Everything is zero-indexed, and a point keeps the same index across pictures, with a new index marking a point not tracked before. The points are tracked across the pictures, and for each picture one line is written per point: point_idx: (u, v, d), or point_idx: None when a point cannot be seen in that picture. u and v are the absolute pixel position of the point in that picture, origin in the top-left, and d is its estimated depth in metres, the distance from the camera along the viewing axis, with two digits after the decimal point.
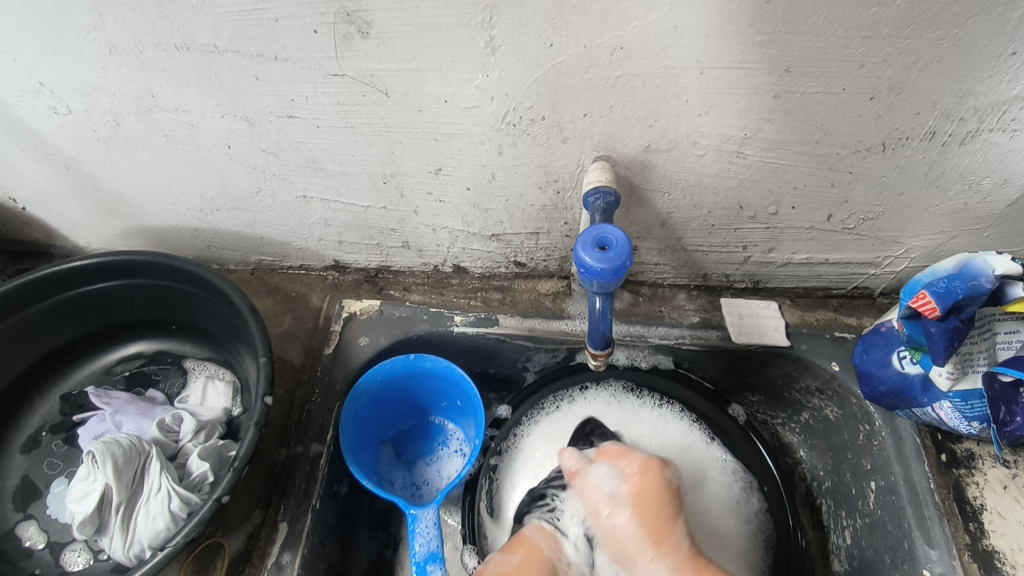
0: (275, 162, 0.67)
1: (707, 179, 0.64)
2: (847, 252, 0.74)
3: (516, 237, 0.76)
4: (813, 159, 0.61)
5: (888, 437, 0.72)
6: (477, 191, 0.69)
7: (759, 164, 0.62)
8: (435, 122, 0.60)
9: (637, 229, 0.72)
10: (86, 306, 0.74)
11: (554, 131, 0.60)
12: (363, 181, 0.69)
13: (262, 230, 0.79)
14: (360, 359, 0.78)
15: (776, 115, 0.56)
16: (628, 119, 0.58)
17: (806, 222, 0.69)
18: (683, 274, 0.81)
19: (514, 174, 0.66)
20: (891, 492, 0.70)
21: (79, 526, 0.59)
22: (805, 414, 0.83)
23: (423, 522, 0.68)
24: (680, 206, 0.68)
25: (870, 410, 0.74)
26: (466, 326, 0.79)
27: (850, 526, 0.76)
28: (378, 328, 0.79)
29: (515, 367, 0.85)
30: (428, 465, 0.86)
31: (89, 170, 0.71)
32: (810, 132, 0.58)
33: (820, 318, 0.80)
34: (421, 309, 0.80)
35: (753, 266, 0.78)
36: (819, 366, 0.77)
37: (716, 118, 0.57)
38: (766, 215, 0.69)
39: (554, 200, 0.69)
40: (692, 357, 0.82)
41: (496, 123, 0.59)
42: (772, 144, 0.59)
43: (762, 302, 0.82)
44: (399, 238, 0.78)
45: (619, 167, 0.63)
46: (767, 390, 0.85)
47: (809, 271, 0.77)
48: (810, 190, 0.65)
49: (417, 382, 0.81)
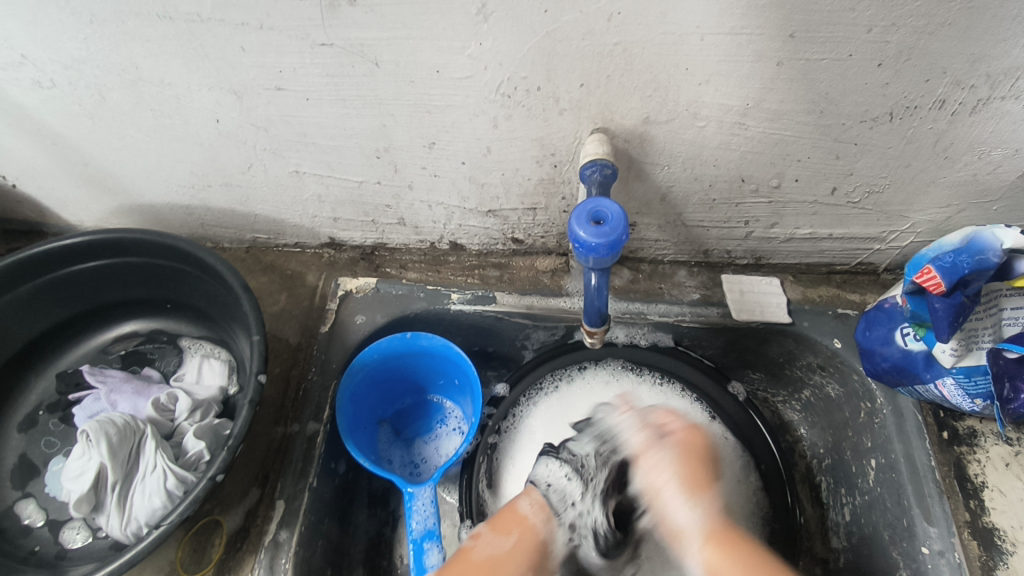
0: (266, 137, 0.66)
1: (709, 151, 0.62)
2: (851, 227, 0.72)
3: (513, 213, 0.74)
4: (818, 130, 0.59)
5: (889, 414, 0.71)
6: (472, 165, 0.67)
7: (761, 136, 0.60)
8: (428, 94, 0.58)
9: (637, 204, 0.71)
10: (79, 285, 0.73)
11: (550, 102, 0.58)
12: (356, 156, 0.68)
13: (256, 207, 0.78)
14: (356, 337, 0.77)
15: (780, 84, 0.54)
16: (626, 89, 0.56)
17: (809, 196, 0.67)
18: (684, 250, 0.79)
19: (510, 148, 0.64)
20: (891, 469, 0.70)
21: (76, 504, 0.60)
22: (806, 392, 0.82)
23: (419, 500, 0.68)
24: (681, 179, 0.67)
25: (872, 387, 0.73)
26: (463, 304, 0.78)
27: (849, 504, 0.76)
28: (375, 307, 0.79)
29: (513, 346, 0.85)
30: (426, 443, 0.86)
31: (77, 146, 0.70)
32: (815, 101, 0.56)
33: (823, 294, 0.79)
34: (418, 287, 0.80)
35: (755, 242, 0.76)
36: (821, 344, 0.76)
37: (717, 87, 0.55)
38: (769, 188, 0.67)
39: (551, 174, 0.67)
40: (692, 335, 0.81)
41: (490, 94, 0.58)
42: (774, 114, 0.57)
43: (765, 279, 0.80)
44: (394, 215, 0.77)
45: (618, 140, 0.62)
46: (768, 367, 0.84)
47: (813, 246, 0.76)
48: (814, 162, 0.63)
49: (414, 360, 0.81)
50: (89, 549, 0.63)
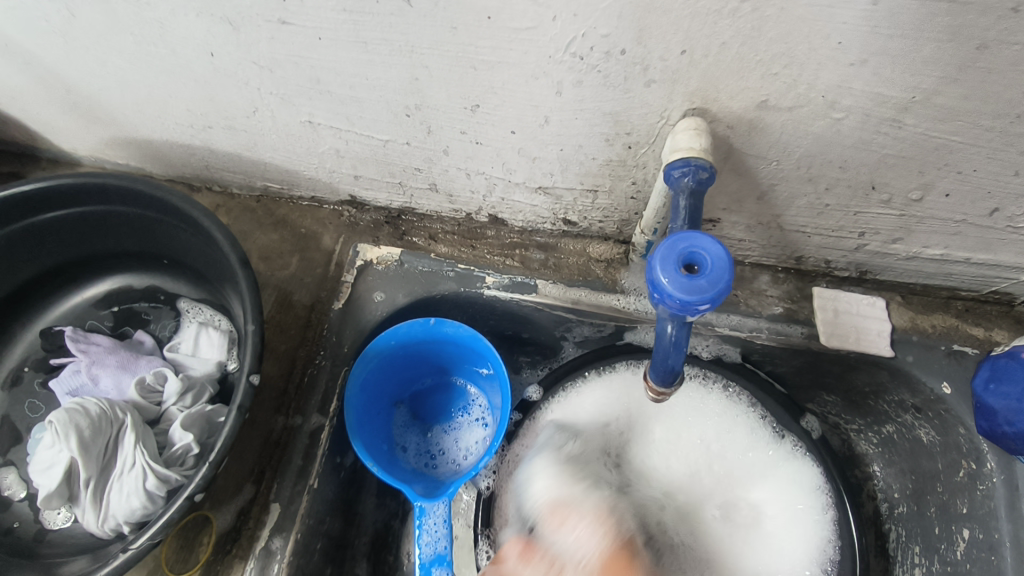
0: (271, 79, 0.53)
1: (839, 149, 0.47)
2: (998, 254, 0.56)
3: (569, 192, 0.61)
4: (1003, 138, 0.43)
5: (1000, 484, 0.59)
6: (524, 135, 0.53)
7: (917, 138, 0.44)
8: (474, 46, 0.44)
9: (727, 199, 0.56)
10: (64, 233, 0.64)
11: (635, 70, 0.43)
12: (381, 111, 0.54)
13: (265, 154, 0.66)
14: (374, 318, 0.67)
15: (970, 74, 0.38)
16: (745, 62, 0.40)
17: (957, 214, 0.52)
18: (771, 254, 0.65)
19: (573, 120, 0.50)
20: (988, 549, 0.60)
21: (46, 498, 0.53)
22: (890, 427, 0.69)
23: (431, 517, 0.61)
24: (790, 177, 0.52)
25: (982, 446, 0.60)
26: (498, 291, 0.66)
27: (922, 566, 0.66)
28: (398, 283, 0.68)
29: (552, 336, 0.73)
30: (444, 432, 0.77)
31: (54, 68, 0.58)
32: (1014, 101, 0.39)
33: (937, 325, 0.64)
34: (447, 265, 0.68)
35: (864, 255, 0.61)
36: (925, 385, 0.62)
37: (876, 70, 0.39)
38: (905, 200, 0.51)
39: (623, 155, 0.53)
40: (765, 352, 0.68)
41: (556, 53, 0.43)
42: (948, 113, 0.41)
43: (867, 298, 0.66)
44: (425, 180, 0.64)
45: (718, 126, 0.47)
46: (848, 394, 0.70)
47: (939, 268, 0.61)
48: (980, 176, 0.47)
49: (437, 346, 0.70)
50: (70, 533, 0.58)
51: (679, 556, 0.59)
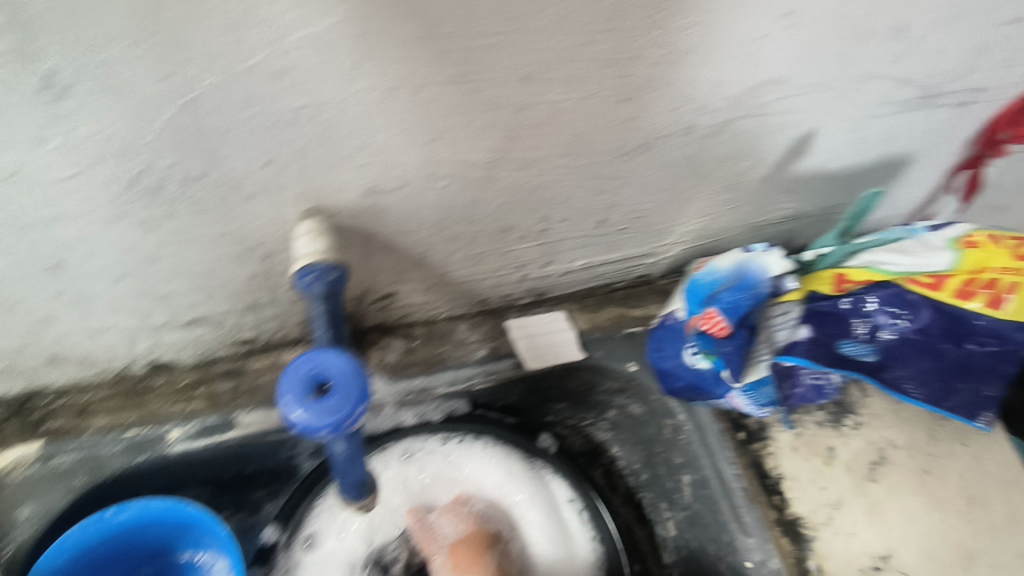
0: None
1: (461, 210, 0.50)
2: (624, 250, 0.67)
3: (228, 315, 0.55)
4: (576, 170, 0.50)
5: (692, 429, 0.72)
6: (138, 278, 0.46)
7: (515, 186, 0.49)
8: (14, 203, 0.37)
9: (390, 274, 0.56)
10: None
11: (226, 189, 0.40)
12: None
13: None
14: (30, 535, 0.55)
15: (525, 130, 0.44)
16: (332, 160, 0.40)
17: (578, 232, 0.60)
18: (459, 305, 0.68)
19: (187, 249, 0.44)
20: (703, 484, 0.70)
21: None
22: (613, 411, 0.77)
23: None
24: (435, 242, 0.54)
25: (669, 403, 0.72)
26: (187, 442, 0.58)
27: (672, 519, 0.74)
28: (47, 486, 0.55)
29: (280, 458, 0.65)
30: None
31: None
32: (567, 143, 0.46)
33: (609, 317, 0.74)
34: (110, 438, 0.56)
35: (532, 282, 0.67)
36: (616, 370, 0.72)
37: (451, 143, 0.42)
38: (535, 233, 0.58)
39: (264, 267, 0.49)
40: (488, 393, 0.70)
41: (123, 192, 0.38)
42: (526, 162, 0.47)
43: (551, 315, 0.73)
44: (40, 354, 0.52)
45: (342, 218, 0.46)
46: (572, 396, 0.76)
47: (591, 273, 0.70)
48: (577, 201, 0.55)
49: (133, 534, 0.57)
50: None
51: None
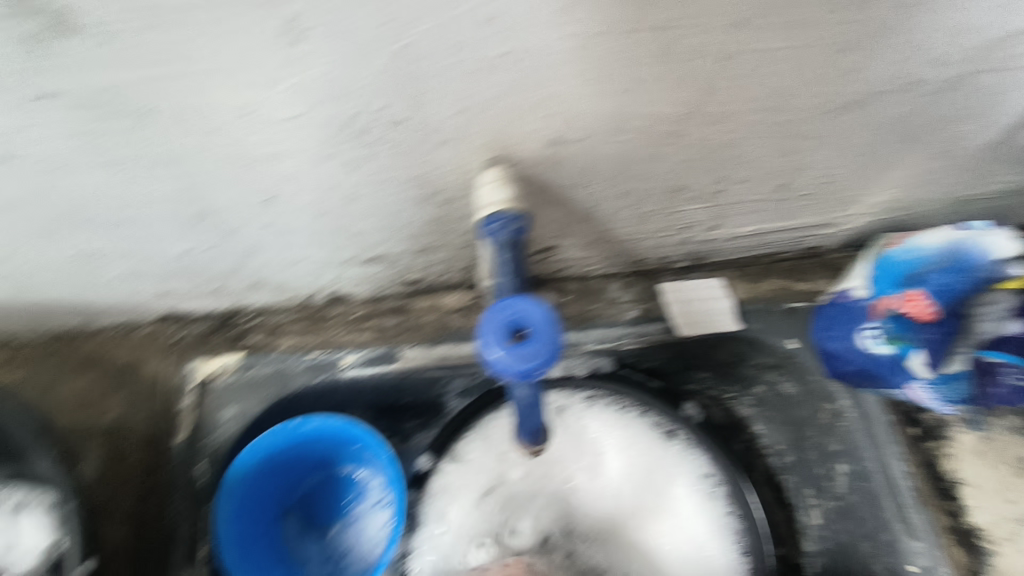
0: (18, 219, 0.45)
1: (638, 165, 0.49)
2: (800, 218, 0.62)
3: (402, 255, 0.58)
4: (770, 128, 0.46)
5: (856, 417, 0.66)
6: (334, 215, 0.50)
7: (701, 142, 0.47)
8: (243, 142, 0.40)
9: (555, 227, 0.56)
10: None
11: (423, 135, 0.42)
12: (165, 224, 0.48)
13: (46, 294, 0.57)
14: (225, 438, 0.61)
15: (725, 82, 0.41)
16: (525, 108, 0.40)
17: (754, 195, 0.56)
18: (614, 263, 0.66)
19: (379, 191, 0.47)
20: (862, 478, 0.65)
21: None
22: (761, 387, 0.68)
23: None
24: (606, 197, 0.53)
25: (829, 386, 0.67)
26: (359, 368, 0.63)
27: (820, 508, 0.65)
28: (246, 393, 0.62)
29: (430, 396, 0.69)
30: (343, 528, 0.69)
31: None
32: (768, 96, 0.43)
33: (770, 289, 0.70)
34: (297, 357, 0.63)
35: (693, 245, 0.64)
36: (774, 345, 0.67)
37: (645, 94, 0.40)
38: (709, 193, 0.54)
39: (442, 211, 0.51)
40: (634, 354, 0.69)
41: (335, 133, 0.40)
42: (719, 116, 0.44)
43: (707, 281, 0.70)
44: (245, 277, 0.58)
45: (523, 167, 0.46)
46: (717, 368, 0.69)
47: (757, 241, 0.66)
48: (763, 161, 0.51)
49: (307, 445, 0.64)
50: None
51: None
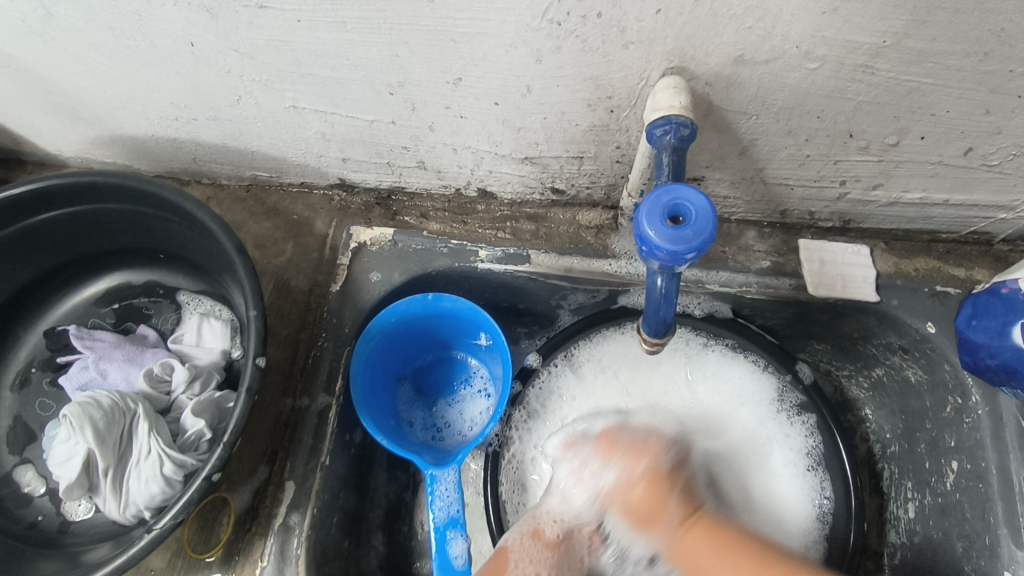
0: (253, 65, 0.53)
1: (814, 100, 0.48)
2: (976, 194, 0.58)
3: (555, 160, 0.62)
4: (973, 77, 0.44)
5: (985, 416, 0.61)
6: (507, 106, 0.54)
7: (890, 83, 0.45)
8: (452, 18, 0.44)
9: (709, 156, 0.57)
10: (57, 234, 0.64)
11: (612, 32, 0.44)
12: (364, 90, 0.55)
13: (251, 143, 0.66)
14: (372, 298, 0.67)
15: (938, 16, 0.39)
16: (719, 17, 0.41)
17: (933, 155, 0.53)
18: (757, 209, 0.66)
19: (555, 87, 0.51)
20: (976, 478, 0.62)
21: (67, 489, 0.55)
22: (878, 370, 0.71)
23: (443, 484, 0.62)
24: (771, 131, 0.53)
25: (967, 380, 0.62)
26: (492, 263, 0.67)
27: (915, 500, 0.68)
28: (394, 263, 0.68)
29: (548, 305, 0.74)
30: (449, 406, 0.78)
31: (33, 69, 0.58)
32: (981, 39, 0.41)
33: (920, 268, 0.66)
34: (441, 241, 0.68)
35: (847, 205, 0.63)
36: (910, 326, 0.64)
37: (847, 18, 0.40)
38: (882, 146, 0.53)
39: (606, 120, 0.54)
40: (755, 306, 0.69)
41: (533, 20, 0.44)
42: (919, 56, 0.43)
43: (851, 246, 0.67)
44: (413, 157, 0.65)
45: (697, 83, 0.48)
46: (837, 341, 0.72)
47: (918, 212, 0.62)
48: (954, 117, 0.48)
49: (436, 323, 0.72)
50: (92, 523, 0.59)
51: (659, 524, 0.53)
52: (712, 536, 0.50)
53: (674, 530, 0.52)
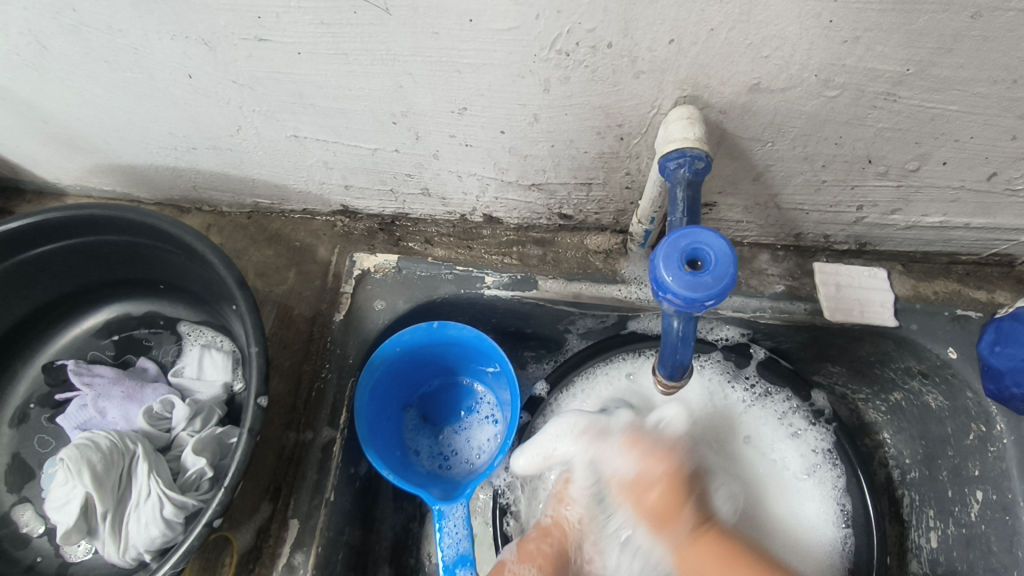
0: (253, 97, 0.52)
1: (832, 127, 0.47)
2: (998, 217, 0.56)
3: (562, 187, 0.60)
4: (999, 103, 0.42)
5: (1011, 444, 0.59)
6: (514, 135, 0.52)
7: (912, 110, 0.44)
8: (457, 49, 0.43)
9: (722, 182, 0.55)
10: (55, 266, 0.63)
11: (623, 62, 0.42)
12: (367, 120, 0.53)
13: (252, 171, 0.65)
14: (375, 327, 0.66)
15: (964, 43, 0.38)
16: (734, 47, 0.40)
17: (954, 180, 0.51)
18: (770, 233, 0.64)
19: (563, 116, 0.49)
20: (1003, 509, 0.59)
21: (65, 535, 0.52)
22: (897, 394, 0.70)
23: (451, 520, 0.60)
24: (786, 157, 0.51)
25: (990, 408, 0.60)
26: (499, 289, 0.65)
27: (938, 529, 0.66)
28: (397, 291, 0.67)
29: (556, 330, 0.73)
30: (456, 433, 0.76)
31: (30, 101, 0.57)
32: (1008, 66, 0.39)
33: (939, 291, 0.64)
34: (446, 268, 0.67)
35: (863, 228, 0.61)
36: (930, 351, 0.62)
37: (869, 46, 0.38)
38: (902, 171, 0.51)
39: (615, 147, 0.52)
40: (769, 331, 0.67)
41: (541, 51, 0.42)
42: (943, 83, 0.41)
43: (866, 269, 0.66)
44: (417, 184, 0.63)
45: (711, 111, 0.46)
46: (854, 364, 0.70)
47: (938, 235, 0.61)
48: (978, 143, 0.46)
49: (442, 350, 0.70)
50: (92, 565, 0.58)
51: (670, 531, 0.56)
52: (718, 552, 0.55)
53: (682, 540, 0.56)
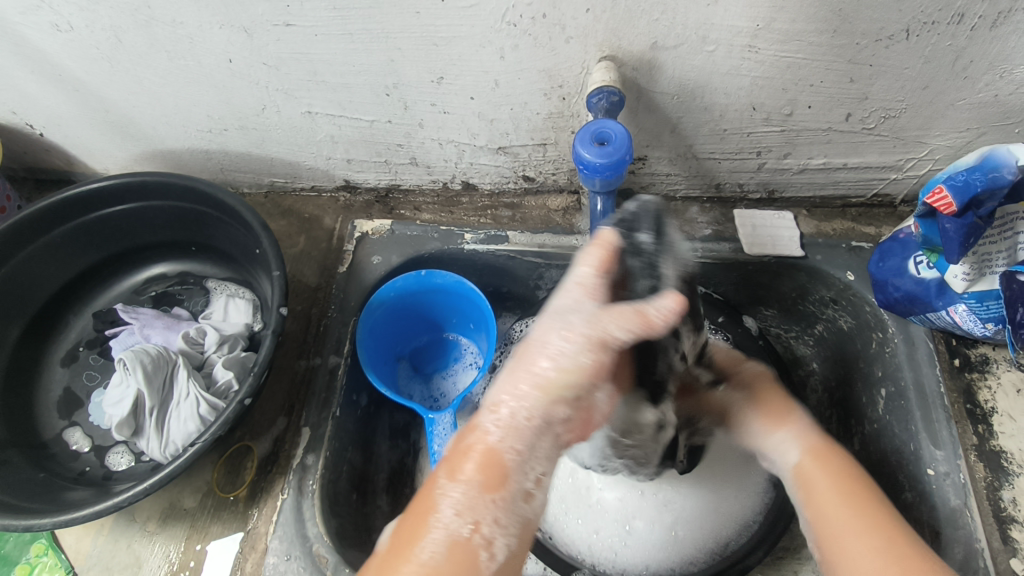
0: (277, 76, 0.67)
1: (718, 78, 0.62)
2: (867, 155, 0.71)
3: (524, 148, 0.75)
4: (832, 51, 0.58)
5: (901, 343, 0.71)
6: (481, 100, 0.67)
7: (772, 60, 0.59)
8: (434, 25, 0.58)
9: (647, 135, 0.70)
10: (110, 229, 0.76)
11: (556, 30, 0.58)
12: (366, 93, 0.68)
13: (271, 149, 0.79)
14: (373, 277, 0.79)
15: (791, 2, 0.53)
16: (634, 13, 0.55)
17: (823, 122, 0.66)
18: (695, 184, 0.79)
19: (517, 80, 0.64)
20: (900, 397, 0.70)
21: (118, 428, 0.64)
22: (819, 326, 0.82)
23: (440, 425, 0.71)
24: (691, 109, 0.66)
25: (883, 317, 0.72)
26: (477, 243, 0.79)
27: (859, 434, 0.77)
28: (391, 247, 0.80)
29: (527, 286, 0.85)
30: (444, 379, 0.88)
31: (97, 91, 0.72)
32: (828, 19, 0.54)
33: (837, 228, 0.78)
34: (432, 228, 0.80)
35: (767, 174, 0.76)
36: (834, 277, 0.75)
37: (727, 7, 0.54)
38: (781, 116, 0.66)
39: (560, 106, 0.67)
40: (703, 271, 0.81)
41: (495, 23, 0.58)
42: (787, 35, 0.56)
43: (776, 213, 0.79)
44: (407, 154, 0.78)
45: (626, 68, 0.61)
46: (781, 303, 0.83)
47: (827, 177, 0.75)
48: (828, 86, 0.62)
49: (429, 298, 0.82)
50: (132, 471, 0.67)
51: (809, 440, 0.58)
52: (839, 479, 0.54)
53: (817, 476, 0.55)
